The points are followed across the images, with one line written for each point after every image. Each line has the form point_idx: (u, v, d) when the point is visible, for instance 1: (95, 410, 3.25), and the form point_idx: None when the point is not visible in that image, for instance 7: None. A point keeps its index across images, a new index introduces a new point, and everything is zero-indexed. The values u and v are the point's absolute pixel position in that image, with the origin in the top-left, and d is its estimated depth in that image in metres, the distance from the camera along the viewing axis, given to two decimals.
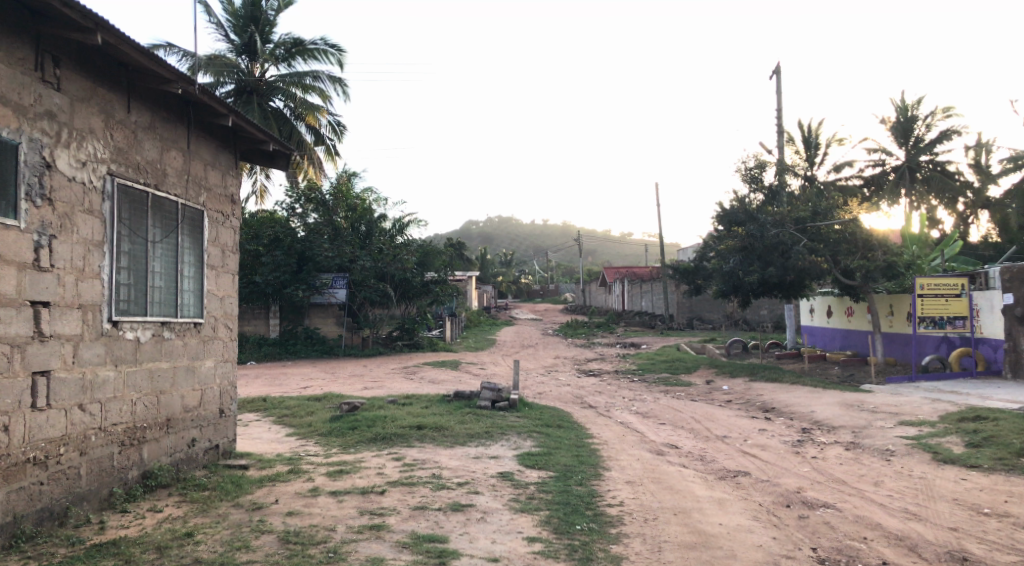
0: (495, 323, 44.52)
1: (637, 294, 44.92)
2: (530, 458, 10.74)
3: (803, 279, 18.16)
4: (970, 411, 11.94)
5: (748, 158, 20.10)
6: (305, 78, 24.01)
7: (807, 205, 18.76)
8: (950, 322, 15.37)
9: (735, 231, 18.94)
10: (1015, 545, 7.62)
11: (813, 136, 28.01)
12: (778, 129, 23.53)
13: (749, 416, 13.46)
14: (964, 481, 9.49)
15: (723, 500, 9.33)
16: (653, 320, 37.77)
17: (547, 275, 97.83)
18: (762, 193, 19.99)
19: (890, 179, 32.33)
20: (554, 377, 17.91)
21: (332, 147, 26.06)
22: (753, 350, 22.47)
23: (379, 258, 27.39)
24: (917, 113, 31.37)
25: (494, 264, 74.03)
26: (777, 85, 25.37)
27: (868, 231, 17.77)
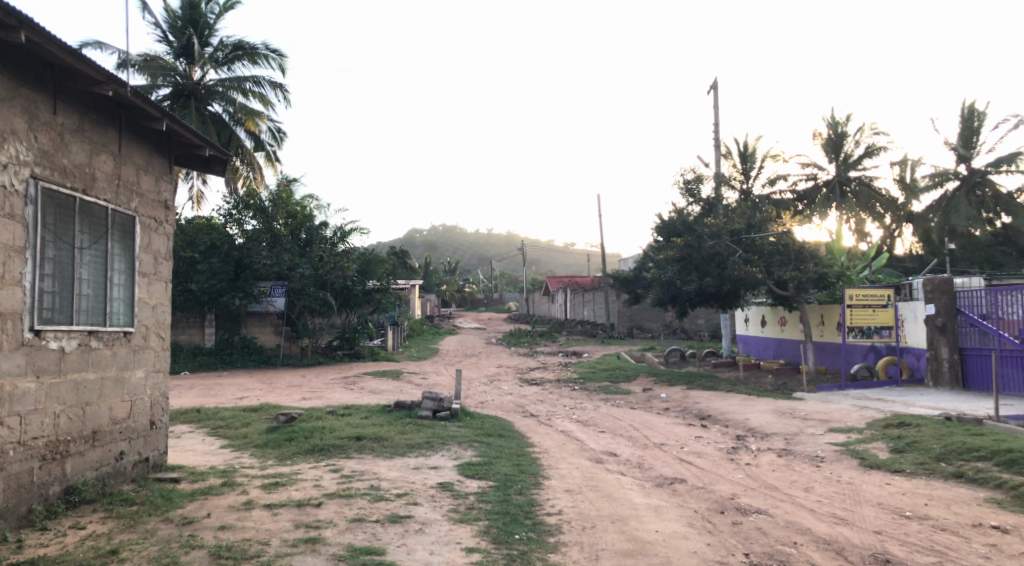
0: (438, 332, 44.34)
1: (579, 302, 45.36)
2: (470, 468, 10.71)
3: (739, 289, 18.57)
4: (894, 418, 12.37)
5: (687, 171, 20.45)
6: (245, 83, 23.56)
7: (742, 217, 19.14)
8: (877, 332, 15.93)
9: (674, 241, 19.24)
10: (934, 547, 7.94)
11: (749, 151, 28.73)
12: (715, 142, 24.05)
13: (685, 423, 13.68)
14: (889, 486, 9.83)
15: (660, 508, 9.47)
16: (594, 330, 38.21)
17: (491, 284, 97.92)
18: (699, 205, 20.33)
19: (822, 192, 33.33)
20: (495, 386, 17.89)
21: (272, 153, 25.69)
22: (691, 358, 22.96)
23: (319, 266, 27.09)
24: (847, 129, 32.42)
25: (438, 272, 73.76)
26: (715, 100, 25.87)
27: (800, 242, 18.15)
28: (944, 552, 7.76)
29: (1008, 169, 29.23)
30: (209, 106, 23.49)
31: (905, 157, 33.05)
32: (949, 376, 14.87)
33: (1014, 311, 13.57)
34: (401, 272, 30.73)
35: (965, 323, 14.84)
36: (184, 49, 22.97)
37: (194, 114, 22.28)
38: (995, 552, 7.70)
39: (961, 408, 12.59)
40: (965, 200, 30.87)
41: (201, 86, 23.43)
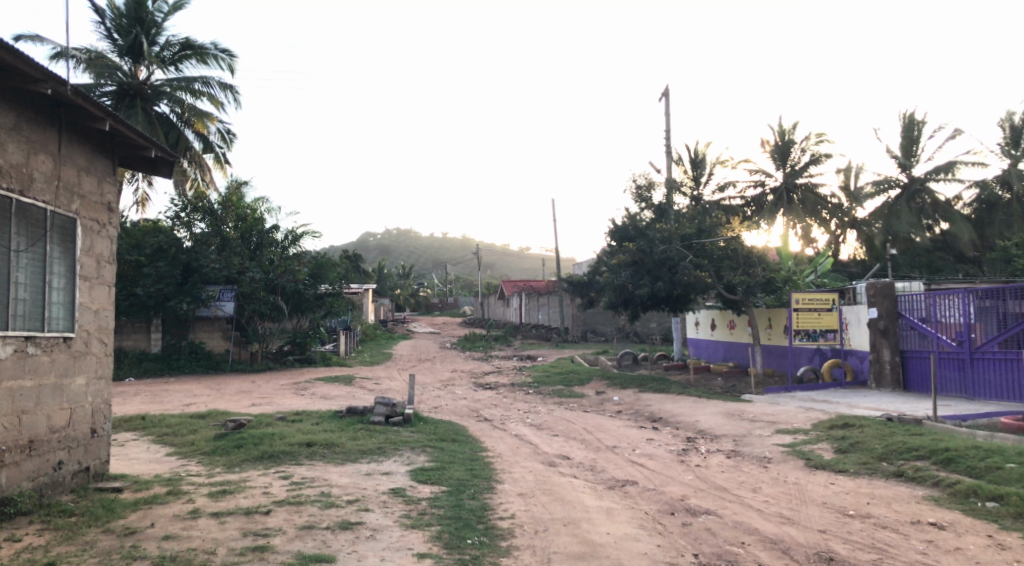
0: (392, 337, 43.98)
1: (534, 306, 45.52)
2: (423, 473, 10.65)
3: (689, 293, 18.85)
4: (839, 419, 12.68)
5: (639, 176, 20.68)
6: (194, 83, 23.25)
7: (692, 221, 19.44)
8: (822, 334, 16.32)
9: (626, 246, 19.43)
10: (876, 544, 8.15)
11: (700, 157, 29.20)
12: (665, 149, 24.39)
13: (637, 425, 13.81)
14: (833, 485, 10.07)
15: (612, 510, 9.55)
16: (548, 333, 38.61)
17: (447, 288, 97.66)
18: (651, 210, 20.56)
19: (769, 199, 34.05)
20: (448, 391, 17.85)
21: (221, 154, 25.28)
22: (643, 362, 23.21)
23: (269, 270, 26.69)
24: (793, 137, 33.24)
25: (392, 276, 73.12)
26: (666, 107, 26.23)
27: (748, 248, 18.29)
28: (885, 549, 7.97)
29: (946, 177, 30.25)
30: (156, 107, 23.07)
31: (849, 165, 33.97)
32: (891, 377, 15.29)
33: (951, 314, 14.03)
34: (354, 276, 30.59)
35: (905, 325, 15.30)
36: (130, 48, 22.47)
37: (140, 113, 21.83)
38: (932, 548, 7.93)
39: (902, 408, 12.95)
40: (906, 207, 31.83)
41: (147, 85, 22.97)
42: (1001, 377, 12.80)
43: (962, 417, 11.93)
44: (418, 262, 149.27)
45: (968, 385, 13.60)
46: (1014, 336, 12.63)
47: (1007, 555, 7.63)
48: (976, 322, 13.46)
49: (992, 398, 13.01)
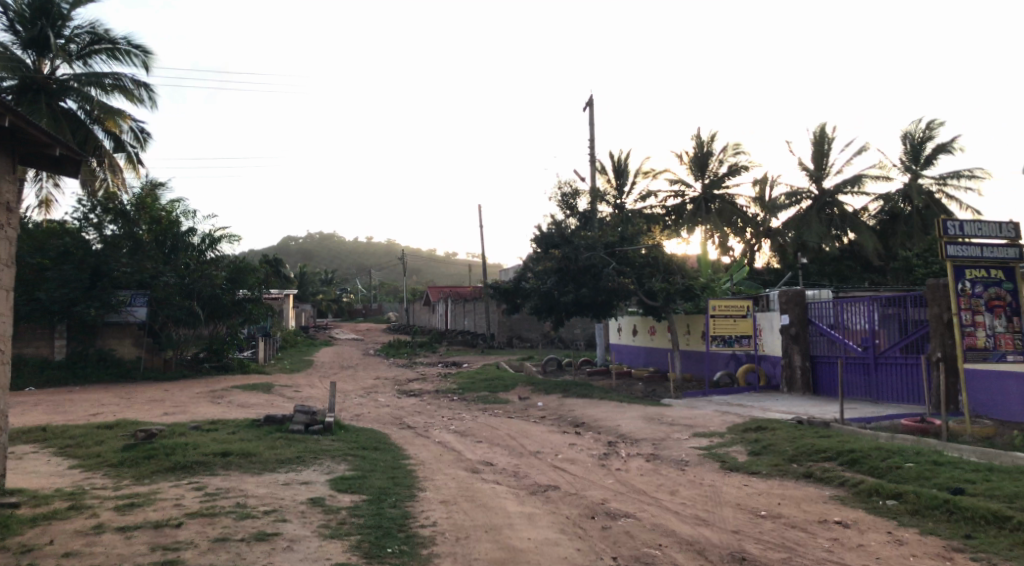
0: (313, 344, 43.05)
1: (460, 313, 45.44)
2: (343, 482, 10.47)
3: (612, 300, 19.18)
4: (752, 423, 13.08)
5: (564, 184, 20.90)
6: (104, 79, 22.42)
7: (615, 230, 19.83)
8: (738, 340, 16.84)
9: (551, 253, 19.62)
10: (784, 543, 8.42)
11: (623, 165, 29.81)
12: (589, 157, 24.73)
13: (560, 430, 13.92)
14: (746, 487, 10.38)
15: (533, 515, 9.60)
16: (475, 340, 38.63)
17: (373, 294, 96.56)
18: (576, 218, 20.78)
19: (689, 209, 35.06)
20: (371, 398, 17.60)
21: (133, 154, 24.40)
22: (567, 367, 23.48)
23: (184, 275, 25.91)
24: (712, 148, 34.29)
25: (315, 282, 71.61)
26: (590, 117, 26.62)
27: (667, 256, 19.13)
28: (793, 548, 8.26)
29: (854, 190, 31.69)
30: (62, 102, 22.10)
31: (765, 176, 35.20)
32: (801, 382, 15.87)
33: (857, 321, 14.68)
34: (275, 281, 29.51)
35: (816, 332, 15.92)
36: (33, 41, 21.46)
37: (44, 108, 20.85)
38: (837, 545, 8.26)
39: (811, 412, 13.45)
40: (815, 218, 33.20)
41: (53, 78, 22.01)
42: (903, 381, 13.44)
43: (866, 420, 12.49)
44: (348, 267, 146.85)
45: (873, 389, 14.24)
46: (913, 341, 13.28)
47: (905, 549, 8.01)
48: (879, 329, 14.11)
49: (895, 401, 13.65)
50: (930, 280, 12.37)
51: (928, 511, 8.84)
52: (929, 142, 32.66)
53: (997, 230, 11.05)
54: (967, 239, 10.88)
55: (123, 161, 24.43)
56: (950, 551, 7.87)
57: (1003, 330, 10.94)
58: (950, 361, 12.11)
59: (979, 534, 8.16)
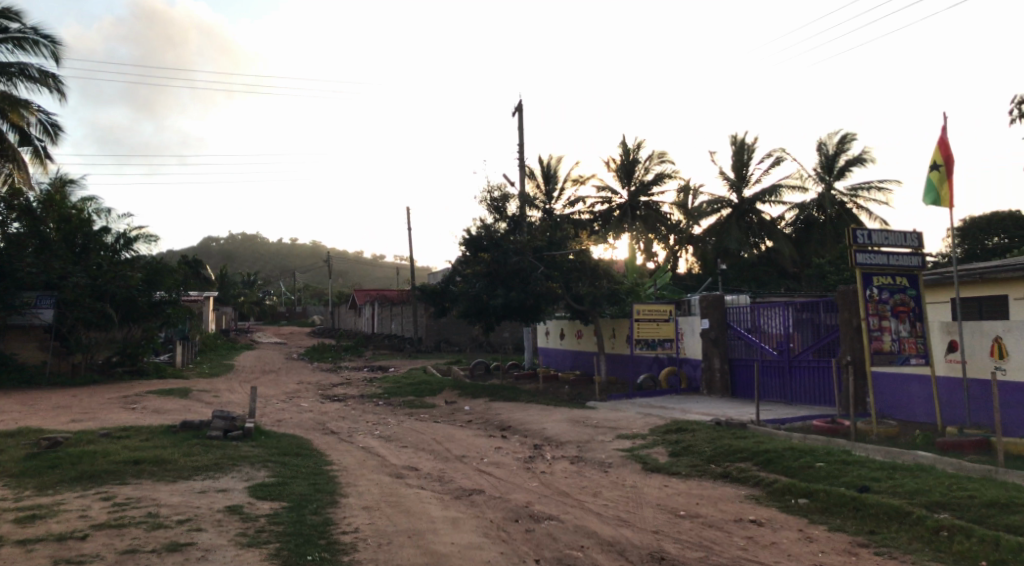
0: (234, 347, 41.81)
1: (387, 316, 45.03)
2: (263, 489, 10.23)
3: (540, 305, 19.38)
4: (673, 424, 13.37)
5: (493, 188, 21.00)
6: (9, 69, 21.38)
7: (544, 234, 20.05)
8: (660, 344, 17.23)
9: (480, 256, 19.66)
10: (702, 542, 8.63)
11: (552, 170, 30.09)
12: (519, 162, 24.87)
13: (486, 434, 13.93)
14: (666, 487, 10.60)
15: (457, 519, 9.58)
16: (401, 344, 38.32)
17: (299, 297, 94.63)
18: (505, 222, 20.85)
19: (615, 215, 35.49)
20: (293, 403, 17.24)
21: (41, 149, 23.34)
22: (495, 371, 23.54)
23: (96, 276, 24.81)
24: (638, 156, 34.93)
25: (236, 284, 69.62)
26: (519, 121, 26.77)
27: (594, 261, 19.49)
28: (709, 546, 8.46)
29: (772, 200, 32.82)
30: None
31: (689, 185, 36.14)
32: (720, 383, 16.33)
33: (773, 325, 15.19)
34: (193, 283, 28.80)
35: (733, 335, 16.41)
36: None
37: None
38: (751, 543, 8.51)
39: (729, 413, 13.85)
40: (735, 226, 34.28)
41: None
42: (815, 383, 13.97)
43: (781, 421, 12.93)
44: (277, 269, 143.51)
45: (787, 391, 14.76)
46: (824, 345, 13.81)
47: (814, 546, 8.31)
48: (793, 333, 14.63)
49: (807, 402, 14.18)
50: (840, 286, 12.90)
51: (836, 508, 9.21)
52: (842, 154, 34.14)
53: (902, 240, 11.64)
54: (875, 248, 11.43)
55: (28, 156, 23.33)
56: (856, 547, 8.21)
57: (906, 334, 11.46)
58: (858, 364, 12.66)
59: (883, 529, 8.54)
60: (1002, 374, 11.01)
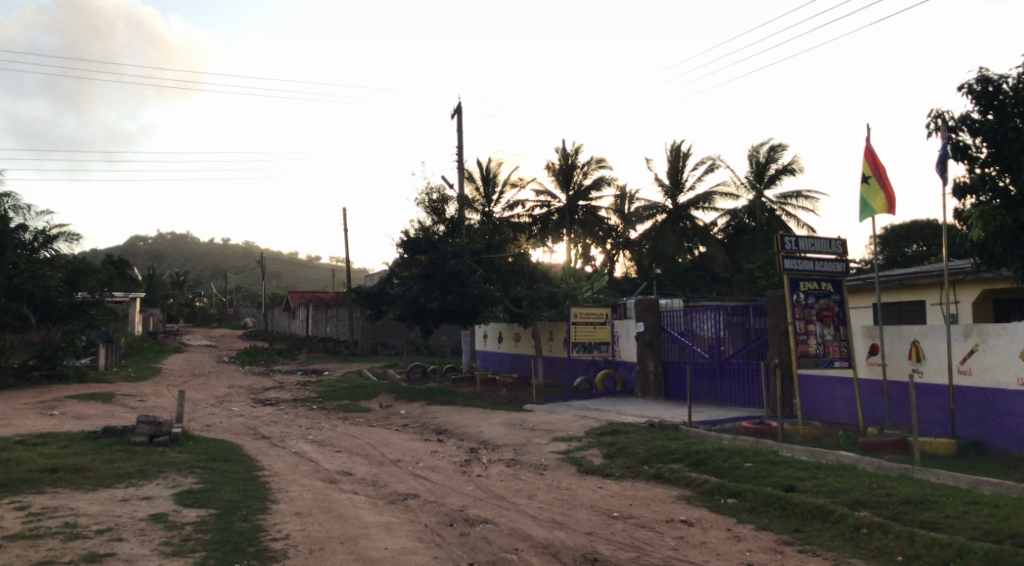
0: (161, 350, 40.46)
1: (322, 319, 44.42)
2: (189, 497, 9.94)
3: (478, 307, 19.45)
4: (608, 426, 13.55)
5: (432, 190, 20.78)
6: None
7: (482, 237, 20.08)
8: (597, 346, 17.45)
9: (418, 259, 19.52)
10: (634, 543, 8.73)
11: (491, 174, 30.17)
12: (458, 164, 24.82)
13: (422, 438, 13.86)
14: (600, 489, 10.70)
15: (391, 524, 9.48)
16: (336, 347, 37.81)
17: (231, 299, 92.33)
18: (444, 224, 20.65)
19: (554, 219, 35.49)
20: (223, 408, 16.81)
21: None
22: (432, 374, 23.45)
23: (12, 276, 23.79)
24: (576, 161, 35.16)
25: (165, 285, 67.50)
26: (459, 124, 26.71)
27: (532, 265, 19.83)
28: (641, 547, 8.56)
29: (705, 206, 33.58)
30: None
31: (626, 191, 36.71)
32: (654, 386, 16.63)
33: (704, 328, 15.55)
34: (116, 283, 28.15)
35: (667, 338, 16.74)
36: None
37: None
38: (682, 543, 8.65)
39: (662, 415, 14.10)
40: (669, 231, 34.97)
41: None
42: (744, 385, 14.36)
43: (711, 422, 13.23)
44: (213, 270, 139.81)
45: (718, 393, 15.12)
46: (754, 348, 14.20)
47: (742, 545, 8.49)
48: (724, 336, 15.00)
49: (737, 404, 14.55)
50: (769, 291, 13.27)
51: (763, 507, 9.45)
52: (772, 163, 35.20)
53: (827, 247, 12.10)
54: (802, 254, 11.82)
55: None
56: (781, 545, 8.42)
57: (830, 338, 11.87)
58: (786, 366, 13.06)
59: (807, 527, 8.79)
60: (918, 376, 11.56)
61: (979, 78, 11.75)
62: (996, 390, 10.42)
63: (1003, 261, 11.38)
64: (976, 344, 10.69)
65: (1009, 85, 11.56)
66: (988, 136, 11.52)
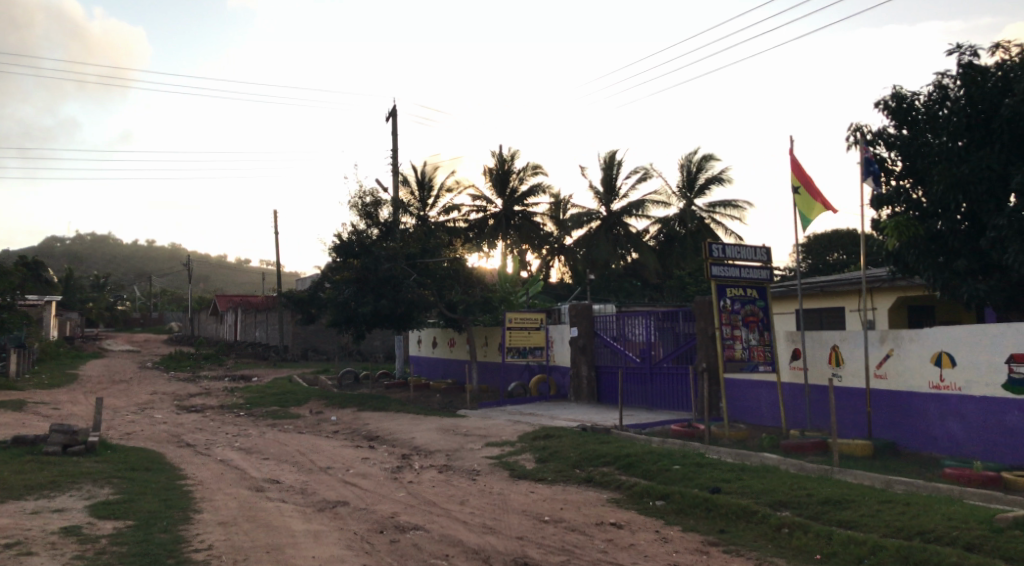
0: (79, 356, 38.86)
1: (251, 323, 43.44)
2: (106, 508, 9.56)
3: (412, 312, 19.34)
4: (541, 431, 13.64)
5: (365, 194, 20.59)
6: None
7: (417, 241, 19.94)
8: (531, 351, 17.57)
9: (350, 262, 19.29)
10: (564, 546, 8.78)
11: (426, 178, 30.03)
12: (393, 168, 24.62)
13: (352, 444, 13.69)
14: (532, 493, 10.74)
15: (319, 533, 9.31)
16: (265, 352, 37.07)
17: (156, 303, 89.37)
18: (377, 228, 20.34)
19: (489, 223, 35.48)
20: (144, 415, 16.25)
21: None
22: (364, 380, 23.19)
23: None
24: (512, 166, 35.19)
25: (83, 287, 64.85)
26: (394, 126, 26.48)
27: (468, 269, 19.70)
28: (571, 550, 8.61)
29: (638, 214, 34.17)
30: None
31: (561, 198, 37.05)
32: (587, 390, 16.83)
33: (636, 333, 15.80)
34: (31, 286, 26.68)
35: (601, 343, 16.95)
36: None
37: None
38: (611, 546, 8.73)
39: (594, 419, 14.26)
40: (603, 237, 35.47)
41: None
42: (673, 389, 14.66)
43: (642, 425, 13.47)
44: (141, 272, 135.16)
45: (648, 397, 15.38)
46: (683, 353, 14.50)
47: (669, 546, 8.63)
48: (655, 341, 15.27)
49: (666, 407, 14.84)
50: (698, 296, 13.57)
51: (690, 509, 9.65)
52: (701, 173, 36.06)
53: (753, 254, 12.44)
54: (728, 261, 12.14)
55: None
56: (707, 546, 8.58)
57: (755, 342, 12.20)
58: (713, 370, 13.39)
59: (731, 528, 9.00)
60: (838, 380, 12.04)
61: (894, 95, 12.32)
62: (909, 393, 10.91)
63: (916, 269, 12.01)
64: (891, 349, 11.17)
65: (921, 101, 12.16)
66: (903, 150, 12.12)
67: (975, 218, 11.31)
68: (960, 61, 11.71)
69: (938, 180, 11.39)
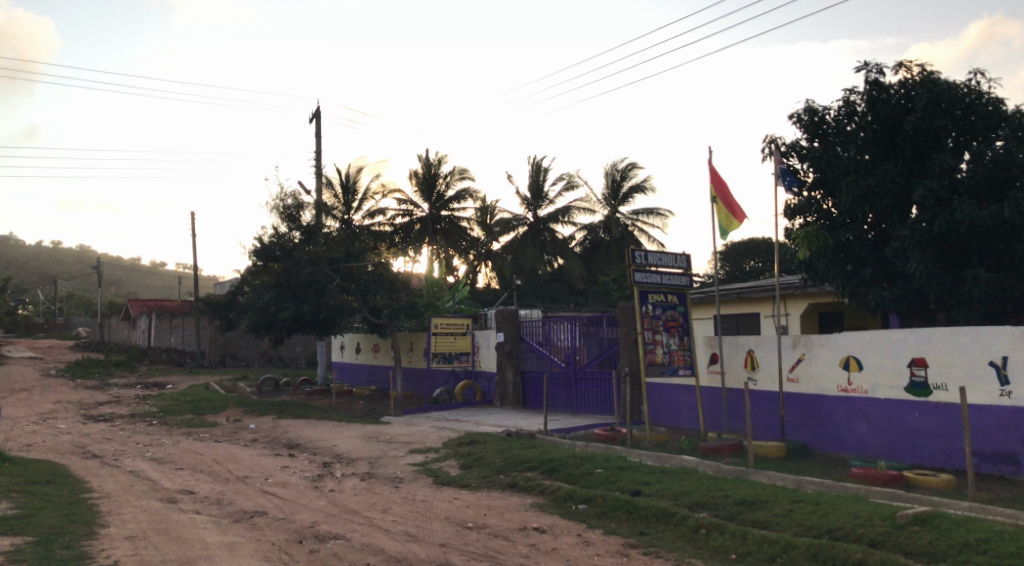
0: None
1: (166, 329, 41.94)
2: (2, 524, 9.04)
3: (335, 318, 19.07)
4: (466, 437, 13.62)
5: (287, 197, 20.23)
6: None
7: (341, 245, 19.77)
8: (457, 357, 17.55)
9: (271, 266, 18.93)
10: (486, 552, 8.74)
11: (352, 182, 29.73)
12: (317, 171, 24.24)
13: (271, 453, 13.36)
14: (455, 500, 10.68)
15: (234, 544, 9.02)
16: (181, 359, 35.89)
17: (65, 308, 85.25)
18: (298, 231, 19.57)
19: (415, 228, 35.21)
20: (48, 426, 15.46)
21: None
22: (285, 387, 22.69)
23: None
24: (439, 171, 35.11)
25: None
26: (318, 129, 26.08)
27: (393, 274, 19.57)
28: (493, 556, 8.58)
29: (564, 220, 34.56)
30: None
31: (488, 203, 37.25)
32: (512, 395, 16.91)
33: (561, 338, 15.95)
34: None
35: (526, 348, 17.06)
36: None
37: None
38: (533, 551, 8.74)
39: (518, 424, 14.33)
40: (530, 243, 35.82)
41: None
42: (595, 394, 14.88)
43: (566, 430, 13.62)
44: (53, 275, 128.79)
45: (572, 401, 15.56)
46: (606, 358, 14.73)
47: (589, 549, 8.71)
48: (580, 346, 15.47)
49: (590, 412, 15.04)
50: (621, 302, 13.81)
51: (611, 512, 9.77)
52: (625, 181, 36.72)
53: (673, 261, 12.76)
54: (650, 267, 12.41)
55: None
56: (627, 548, 8.70)
57: (675, 347, 12.51)
58: (636, 375, 13.66)
59: (651, 530, 9.15)
60: (753, 383, 12.44)
61: (807, 109, 12.77)
62: (819, 395, 11.36)
63: (826, 276, 12.56)
64: (803, 353, 11.61)
65: (831, 116, 12.66)
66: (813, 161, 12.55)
67: (880, 228, 11.99)
68: (867, 78, 12.28)
69: (847, 193, 11.89)
